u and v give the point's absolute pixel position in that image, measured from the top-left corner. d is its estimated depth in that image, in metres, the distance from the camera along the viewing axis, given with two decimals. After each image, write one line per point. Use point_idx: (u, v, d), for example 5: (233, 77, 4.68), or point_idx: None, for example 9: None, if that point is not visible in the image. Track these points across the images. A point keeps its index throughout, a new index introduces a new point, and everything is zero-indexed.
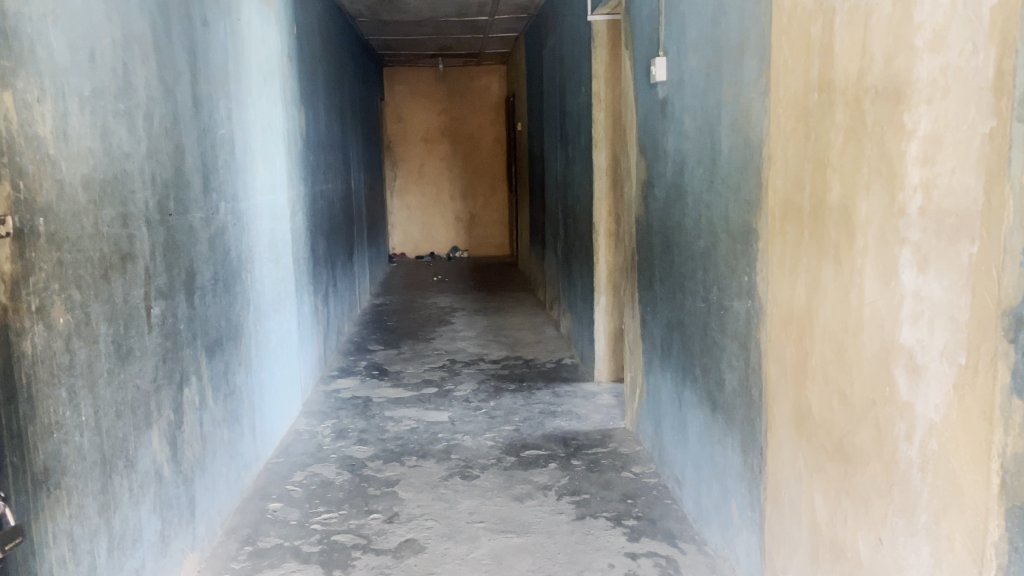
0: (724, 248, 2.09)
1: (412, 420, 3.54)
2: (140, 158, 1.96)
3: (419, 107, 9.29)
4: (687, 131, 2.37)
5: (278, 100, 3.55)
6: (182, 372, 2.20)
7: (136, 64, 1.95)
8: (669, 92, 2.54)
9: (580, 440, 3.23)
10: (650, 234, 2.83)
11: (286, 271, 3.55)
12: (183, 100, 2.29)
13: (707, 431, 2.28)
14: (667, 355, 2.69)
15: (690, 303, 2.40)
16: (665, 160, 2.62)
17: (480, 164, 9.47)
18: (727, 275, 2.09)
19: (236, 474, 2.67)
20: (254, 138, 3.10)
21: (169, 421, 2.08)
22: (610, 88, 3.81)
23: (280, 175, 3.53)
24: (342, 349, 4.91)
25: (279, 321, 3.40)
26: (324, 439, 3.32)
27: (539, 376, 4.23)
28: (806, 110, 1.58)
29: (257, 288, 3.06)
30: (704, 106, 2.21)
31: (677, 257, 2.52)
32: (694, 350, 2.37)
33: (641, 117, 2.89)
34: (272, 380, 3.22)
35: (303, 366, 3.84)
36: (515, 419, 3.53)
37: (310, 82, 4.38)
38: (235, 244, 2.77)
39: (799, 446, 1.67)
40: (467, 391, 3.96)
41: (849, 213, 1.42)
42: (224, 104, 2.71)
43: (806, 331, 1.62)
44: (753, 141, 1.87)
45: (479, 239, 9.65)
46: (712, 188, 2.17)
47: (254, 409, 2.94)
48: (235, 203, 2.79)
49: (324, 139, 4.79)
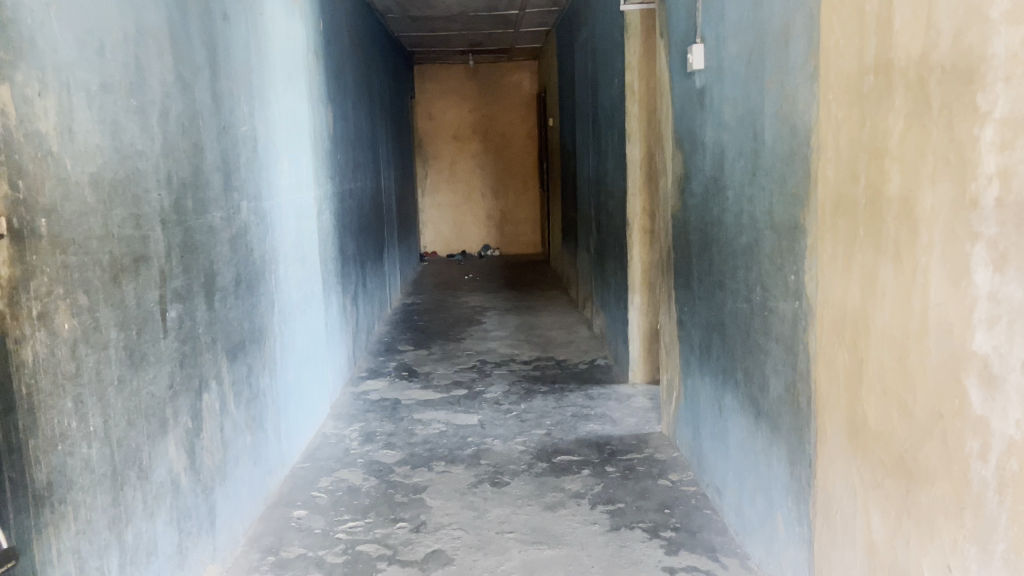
0: (768, 245, 1.96)
1: (441, 423, 3.45)
2: (155, 156, 1.89)
3: (450, 104, 9.22)
4: (728, 122, 2.24)
5: (304, 96, 3.47)
6: (202, 377, 2.13)
7: (150, 59, 1.88)
8: (707, 81, 2.41)
9: (615, 445, 3.12)
10: (688, 231, 2.70)
11: (313, 271, 3.48)
12: (202, 96, 2.22)
13: (750, 439, 2.16)
14: (706, 357, 2.57)
15: (731, 303, 2.27)
16: (704, 153, 2.49)
17: (512, 162, 9.36)
18: (771, 274, 1.95)
19: (260, 480, 2.60)
20: (278, 135, 3.02)
21: (186, 428, 2.01)
22: (645, 80, 3.67)
23: (306, 172, 3.46)
24: (371, 349, 4.83)
25: (306, 321, 3.32)
26: (351, 443, 3.24)
27: (572, 377, 4.12)
28: (861, 94, 1.45)
29: (282, 289, 2.98)
30: (746, 95, 2.08)
31: (717, 255, 2.39)
32: (736, 353, 2.24)
33: (678, 108, 2.76)
34: (299, 383, 3.15)
35: (332, 367, 3.77)
36: (547, 423, 3.42)
37: (337, 79, 4.31)
38: (258, 244, 2.69)
39: (853, 460, 1.54)
40: (498, 393, 3.86)
41: (911, 206, 1.30)
42: (246, 101, 2.64)
43: (861, 335, 1.49)
44: (800, 130, 1.74)
45: (511, 237, 9.55)
46: (755, 182, 2.04)
47: (279, 413, 2.86)
48: (258, 203, 2.72)
49: (353, 137, 4.72)
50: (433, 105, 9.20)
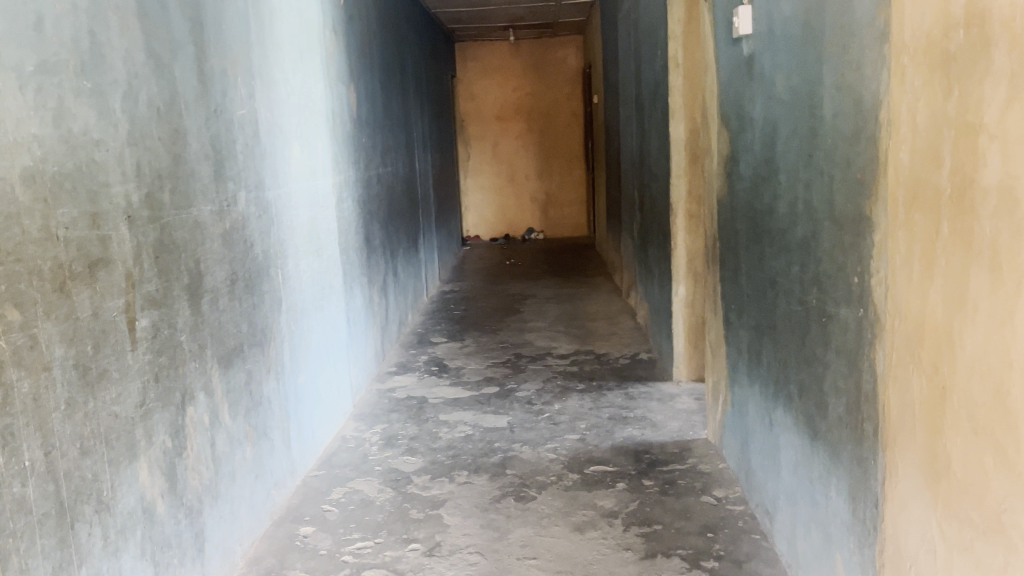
0: (827, 240, 1.66)
1: (467, 425, 3.21)
2: (118, 144, 1.67)
3: (492, 84, 8.94)
4: (780, 95, 1.93)
5: (319, 76, 3.24)
6: (186, 389, 1.93)
7: (110, 35, 1.66)
8: (756, 48, 2.10)
9: (655, 454, 2.84)
10: (735, 219, 2.40)
11: (332, 263, 3.27)
12: (182, 77, 2.00)
13: (805, 462, 1.86)
14: (755, 363, 2.27)
15: (783, 304, 1.97)
16: (753, 131, 2.18)
17: (557, 141, 9.05)
18: (830, 274, 1.66)
19: (264, 495, 2.40)
20: (286, 118, 2.80)
21: (165, 448, 1.81)
22: (690, 50, 3.34)
23: (323, 158, 3.24)
24: (403, 341, 4.62)
25: (322, 317, 3.11)
26: (370, 448, 3.02)
27: (612, 374, 3.84)
28: (949, 54, 1.15)
29: (292, 285, 2.77)
30: (802, 62, 1.77)
31: (768, 248, 2.09)
32: (790, 363, 1.95)
33: (723, 81, 2.45)
34: (314, 384, 2.94)
35: (355, 365, 3.56)
36: (581, 426, 3.15)
37: (362, 57, 4.08)
38: (260, 238, 2.48)
39: (934, 511, 1.25)
40: (531, 392, 3.61)
41: (1015, 200, 0.99)
42: (245, 82, 2.42)
43: (943, 358, 1.20)
44: (866, 103, 1.43)
45: (556, 219, 9.25)
46: (811, 165, 1.74)
47: (289, 418, 2.66)
48: (260, 192, 2.50)
49: (381, 119, 4.49)
50: (474, 85, 8.94)
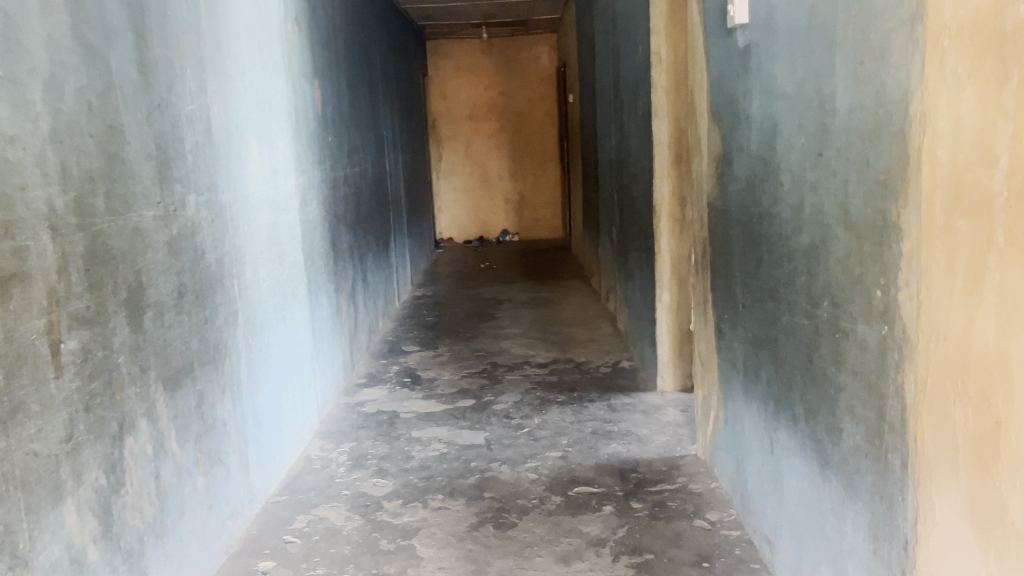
0: (840, 249, 1.49)
1: (442, 443, 3.02)
2: (38, 142, 1.46)
3: (465, 83, 8.74)
4: (781, 88, 1.76)
5: (280, 71, 3.03)
6: (124, 418, 1.71)
7: (29, 17, 1.45)
8: (753, 38, 1.93)
9: (642, 473, 2.66)
10: (728, 223, 2.23)
11: (295, 270, 3.06)
12: (118, 68, 1.79)
13: (814, 491, 1.70)
14: (752, 378, 2.10)
15: (786, 316, 1.81)
16: (748, 128, 2.01)
17: (530, 141, 8.87)
18: (845, 287, 1.49)
19: (218, 527, 2.19)
20: (243, 115, 2.59)
21: (97, 486, 1.59)
22: (673, 45, 3.17)
23: (284, 159, 3.02)
24: (373, 350, 4.41)
25: (285, 329, 2.90)
26: (337, 469, 2.81)
27: (593, 384, 3.67)
28: (1003, 35, 0.98)
29: (250, 296, 2.56)
30: (808, 50, 1.60)
31: (767, 256, 1.92)
32: (794, 381, 1.78)
33: (714, 75, 2.27)
34: (275, 401, 2.73)
35: (321, 379, 3.35)
36: (563, 443, 2.97)
37: (328, 52, 3.86)
38: (213, 246, 2.27)
39: (982, 562, 1.08)
40: (508, 405, 3.42)
41: None
42: (194, 74, 2.20)
43: (997, 388, 1.03)
44: (891, 94, 1.26)
45: (531, 221, 9.08)
46: (820, 164, 1.57)
47: (247, 441, 2.44)
48: (213, 195, 2.28)
49: (349, 117, 4.28)
50: (447, 84, 8.73)
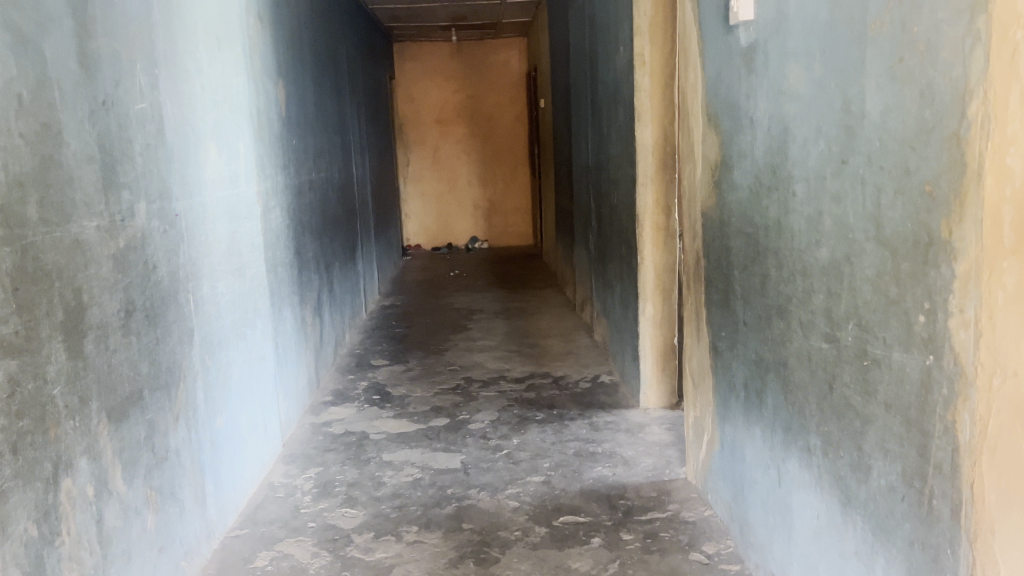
0: (871, 267, 1.34)
1: (415, 467, 2.83)
2: None
3: (433, 86, 8.55)
4: (795, 89, 1.61)
5: (240, 69, 2.82)
6: (60, 457, 1.50)
7: None
8: (758, 35, 1.79)
9: (630, 500, 2.50)
10: (727, 235, 2.08)
11: (257, 283, 2.85)
12: (54, 58, 1.58)
13: (834, 531, 1.54)
14: (755, 403, 1.95)
15: (799, 338, 1.66)
16: (752, 133, 1.87)
17: (500, 146, 8.72)
18: (876, 309, 1.34)
19: (171, 569, 1.97)
20: (200, 116, 2.39)
21: (27, 539, 1.39)
22: (658, 47, 3.03)
23: (244, 163, 2.81)
24: (340, 365, 4.20)
25: (245, 347, 2.69)
26: (302, 498, 2.61)
27: (572, 401, 3.50)
28: None
29: (207, 312, 2.34)
30: (829, 47, 1.45)
31: (775, 272, 1.77)
32: (809, 410, 1.63)
33: (711, 77, 2.13)
34: (234, 425, 2.52)
35: (284, 398, 3.14)
36: (544, 466, 2.80)
37: (291, 50, 3.65)
38: (166, 259, 2.06)
39: None
40: (485, 424, 3.24)
41: None
42: (145, 69, 2.00)
43: None
44: (943, 95, 1.11)
45: (500, 228, 8.92)
46: (844, 173, 1.43)
47: (203, 471, 2.23)
48: (166, 203, 2.08)
49: (314, 120, 4.07)
50: (414, 88, 8.53)
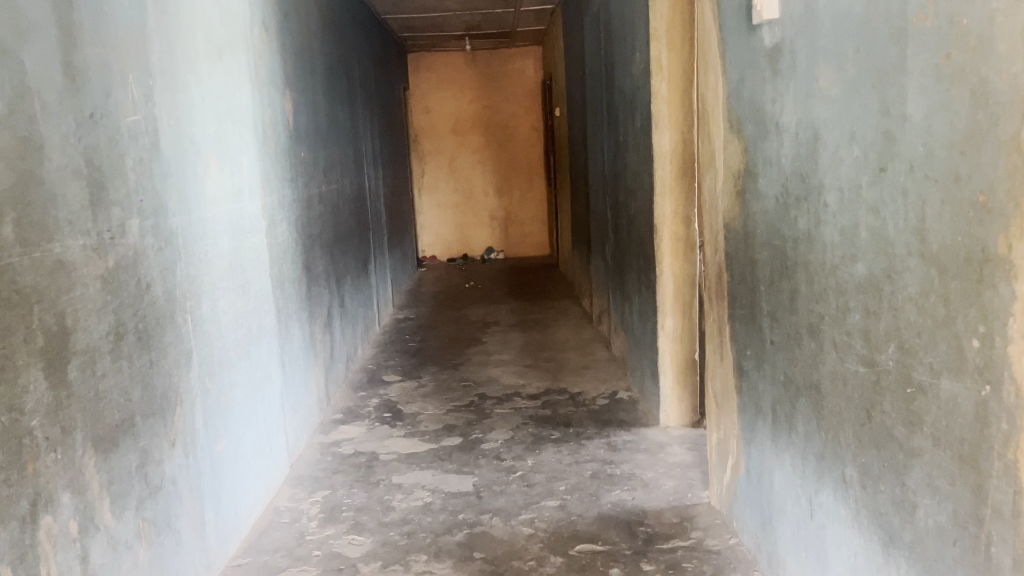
0: (916, 285, 1.22)
1: (426, 491, 2.71)
2: None
3: (448, 96, 8.47)
4: (826, 92, 1.49)
5: (245, 81, 2.74)
6: (38, 493, 1.41)
7: None
8: (785, 35, 1.67)
9: (651, 527, 2.37)
10: (753, 247, 1.96)
11: (261, 299, 2.76)
12: (35, 69, 1.49)
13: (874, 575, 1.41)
14: (784, 428, 1.83)
15: (832, 361, 1.54)
16: (778, 139, 1.75)
17: (516, 156, 8.62)
18: (921, 331, 1.21)
19: None
20: (200, 127, 2.30)
21: None
22: (675, 50, 2.92)
23: (249, 176, 2.73)
24: (352, 381, 4.10)
25: (249, 366, 2.59)
26: (308, 524, 2.51)
27: (589, 418, 3.38)
28: None
29: (207, 330, 2.25)
30: (864, 44, 1.33)
31: (805, 288, 1.65)
32: (845, 439, 1.50)
33: (733, 80, 2.01)
34: (236, 449, 2.42)
35: (291, 417, 3.04)
36: (561, 489, 2.68)
37: (300, 61, 3.58)
38: (161, 277, 1.97)
39: None
40: (498, 444, 3.12)
41: None
42: (138, 80, 1.91)
43: None
44: (1000, 96, 0.99)
45: (517, 238, 8.82)
46: (883, 180, 1.30)
47: (202, 499, 2.13)
48: (161, 218, 1.98)
49: (325, 131, 3.99)
50: (429, 98, 8.46)
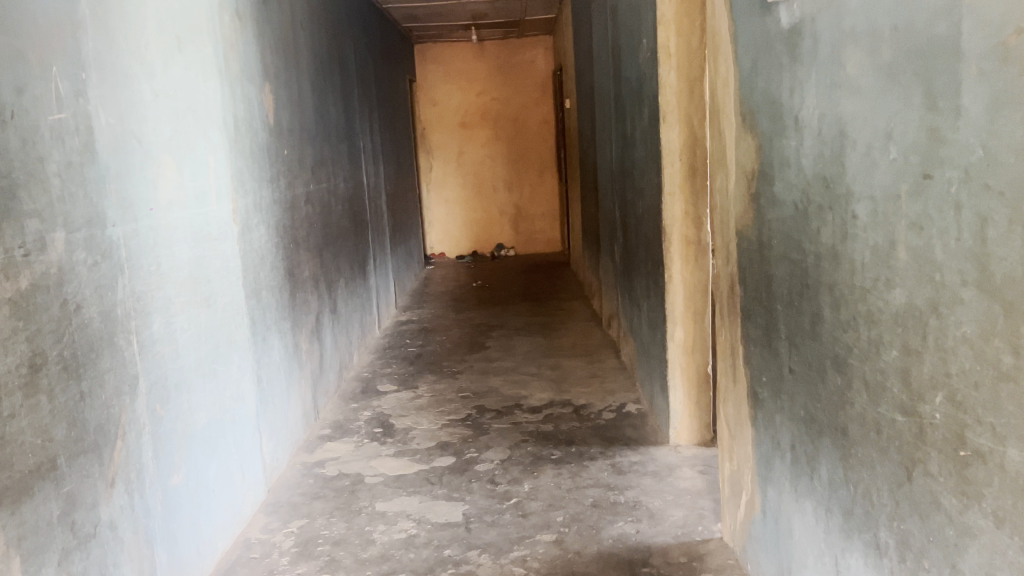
0: (974, 323, 0.96)
1: (411, 521, 2.48)
2: None
3: (457, 88, 8.23)
4: (855, 81, 1.24)
5: (212, 75, 2.51)
6: None
7: None
8: (806, 14, 1.41)
9: (655, 568, 2.13)
10: (768, 260, 1.70)
11: (231, 312, 2.54)
12: None
13: None
14: (804, 471, 1.57)
15: (864, 404, 1.28)
16: (797, 136, 1.49)
17: (526, 149, 8.36)
18: (981, 383, 0.96)
19: None
20: (151, 125, 2.07)
21: None
22: (684, 36, 2.66)
23: (217, 179, 2.50)
24: (344, 391, 3.87)
25: (215, 386, 2.37)
26: (279, 560, 2.29)
27: (594, 435, 3.13)
28: None
29: (159, 352, 2.02)
30: (903, 21, 1.07)
31: (830, 313, 1.39)
32: (880, 499, 1.25)
33: (745, 68, 1.75)
34: (197, 479, 2.19)
35: (269, 437, 2.82)
36: (559, 519, 2.44)
37: (284, 53, 3.35)
38: (97, 297, 1.74)
39: None
40: (493, 465, 2.89)
41: None
42: (65, 74, 1.68)
43: None
44: None
45: (527, 233, 8.56)
46: (929, 190, 1.04)
47: (150, 541, 1.91)
48: (97, 230, 1.76)
49: (314, 126, 3.77)
50: (437, 90, 8.22)
